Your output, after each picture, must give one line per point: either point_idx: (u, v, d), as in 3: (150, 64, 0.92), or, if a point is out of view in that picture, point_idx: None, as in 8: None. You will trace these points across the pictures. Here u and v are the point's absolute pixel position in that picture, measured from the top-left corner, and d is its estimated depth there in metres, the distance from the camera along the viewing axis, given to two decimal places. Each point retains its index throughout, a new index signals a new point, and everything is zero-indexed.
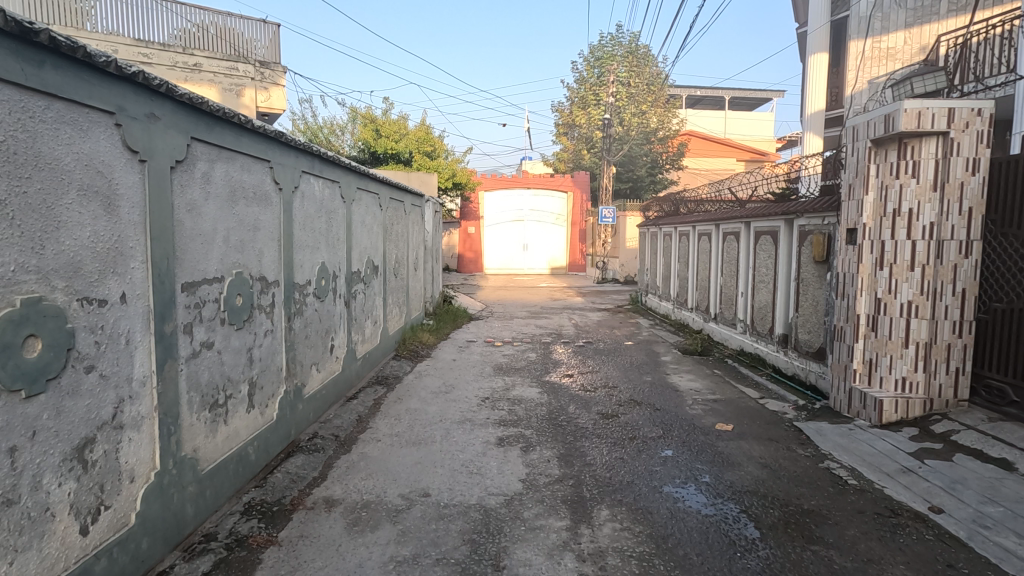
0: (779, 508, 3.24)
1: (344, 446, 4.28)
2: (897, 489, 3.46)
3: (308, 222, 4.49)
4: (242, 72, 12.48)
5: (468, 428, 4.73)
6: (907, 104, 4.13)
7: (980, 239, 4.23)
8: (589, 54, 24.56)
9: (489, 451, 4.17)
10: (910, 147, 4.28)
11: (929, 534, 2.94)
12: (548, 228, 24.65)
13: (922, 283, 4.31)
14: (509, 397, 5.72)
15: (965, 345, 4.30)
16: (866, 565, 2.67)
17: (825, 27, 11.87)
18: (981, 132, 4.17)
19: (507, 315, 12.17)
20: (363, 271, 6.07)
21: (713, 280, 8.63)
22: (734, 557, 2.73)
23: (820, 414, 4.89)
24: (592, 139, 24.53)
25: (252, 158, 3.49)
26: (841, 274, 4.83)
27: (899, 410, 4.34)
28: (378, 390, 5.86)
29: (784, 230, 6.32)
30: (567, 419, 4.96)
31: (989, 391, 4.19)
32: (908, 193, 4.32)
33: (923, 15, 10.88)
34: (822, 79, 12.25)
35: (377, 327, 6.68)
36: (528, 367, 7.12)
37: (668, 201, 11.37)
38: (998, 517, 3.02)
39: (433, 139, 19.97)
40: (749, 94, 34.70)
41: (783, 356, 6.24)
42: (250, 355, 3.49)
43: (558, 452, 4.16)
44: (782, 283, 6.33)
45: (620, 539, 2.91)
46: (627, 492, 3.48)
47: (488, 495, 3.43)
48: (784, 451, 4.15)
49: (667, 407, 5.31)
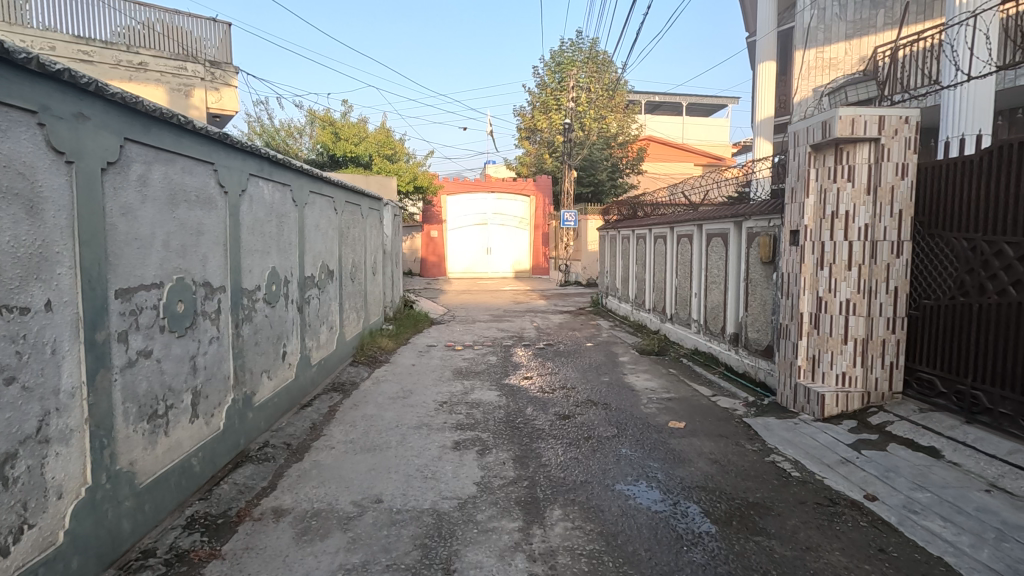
0: (725, 502, 3.34)
1: (297, 454, 4.19)
2: (836, 479, 3.61)
3: (257, 226, 4.36)
4: (191, 72, 12.05)
5: (425, 433, 4.69)
6: (841, 111, 4.35)
7: (910, 240, 4.48)
8: (550, 59, 24.73)
9: (444, 455, 4.15)
10: (846, 153, 4.48)
11: (864, 522, 3.07)
12: (512, 231, 24.80)
13: (858, 282, 4.53)
14: (467, 400, 5.71)
15: (898, 340, 4.54)
16: (804, 553, 2.78)
17: (773, 35, 12.27)
18: (910, 138, 4.41)
19: (469, 319, 12.16)
20: (317, 275, 5.95)
21: (669, 281, 8.83)
22: (681, 551, 2.80)
23: (767, 410, 5.07)
24: (555, 143, 24.59)
25: (193, 161, 3.38)
26: (785, 274, 5.01)
27: (839, 404, 4.54)
28: (334, 397, 5.76)
29: (733, 232, 6.53)
30: (524, 421, 4.98)
31: (920, 383, 4.43)
32: (845, 195, 4.52)
33: (862, 27, 11.32)
34: (769, 85, 12.63)
35: (333, 333, 6.56)
36: (488, 370, 7.12)
37: (628, 205, 11.72)
38: (926, 502, 3.18)
39: (393, 143, 19.98)
40: (704, 98, 35.78)
41: (735, 354, 6.43)
42: (194, 363, 3.38)
43: (513, 454, 4.18)
44: (733, 283, 6.52)
45: (571, 538, 2.94)
46: (580, 491, 3.51)
47: (442, 500, 3.41)
48: (732, 447, 4.27)
49: (621, 406, 5.42)
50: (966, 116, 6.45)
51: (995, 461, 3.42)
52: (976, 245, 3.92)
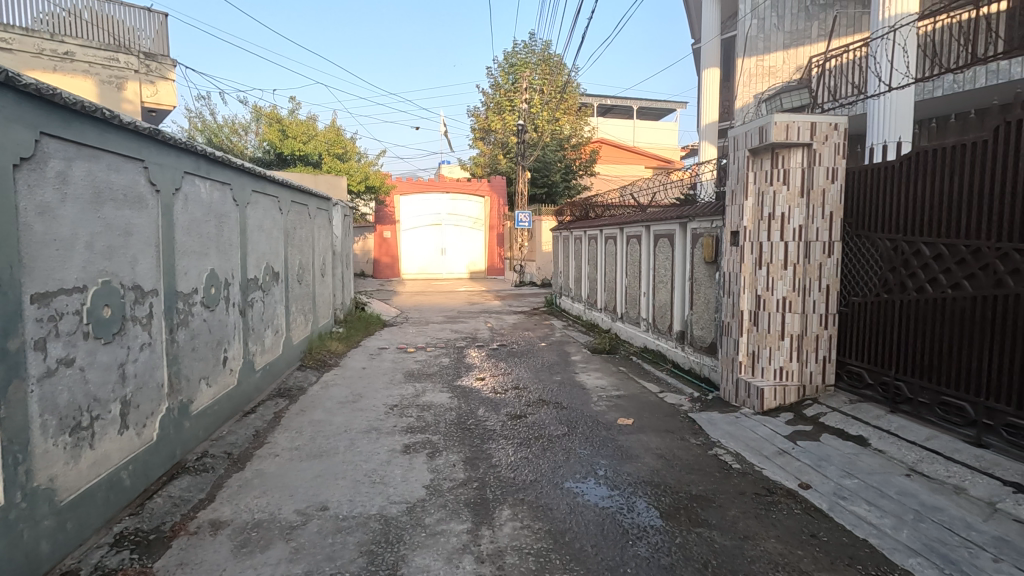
0: (669, 495, 3.44)
1: (238, 464, 4.03)
2: (774, 470, 3.77)
3: (193, 227, 4.17)
4: (123, 63, 11.35)
5: (374, 437, 4.60)
6: (777, 117, 4.54)
7: (840, 240, 4.73)
8: (503, 60, 24.71)
9: (394, 460, 4.08)
10: (781, 157, 4.69)
11: (797, 509, 3.22)
12: (467, 232, 24.73)
13: (794, 281, 4.74)
14: (419, 403, 5.64)
15: (831, 336, 4.77)
16: (742, 542, 2.89)
17: (717, 41, 12.71)
18: (839, 144, 4.66)
19: (423, 320, 12.05)
20: (261, 277, 5.75)
21: (619, 281, 8.99)
22: (626, 545, 2.86)
23: (711, 405, 5.24)
24: (508, 144, 24.50)
25: (121, 157, 3.20)
26: (726, 273, 5.19)
27: (777, 398, 4.75)
28: (280, 403, 5.58)
29: (679, 232, 6.73)
30: (475, 422, 4.97)
31: (850, 375, 4.68)
32: (781, 198, 4.73)
33: (798, 38, 12.00)
34: (715, 90, 13.12)
35: (278, 336, 6.35)
36: (440, 372, 7.06)
37: (580, 206, 11.88)
38: (854, 488, 3.37)
39: (343, 141, 19.52)
40: (654, 103, 36.73)
41: (681, 351, 6.62)
42: (123, 371, 3.20)
43: (464, 456, 4.16)
44: (680, 282, 6.71)
45: (520, 537, 2.95)
46: (530, 490, 3.53)
47: (389, 504, 3.36)
48: (678, 441, 4.40)
49: (572, 404, 5.49)
50: (889, 124, 6.87)
51: (915, 447, 3.65)
52: (898, 245, 4.18)
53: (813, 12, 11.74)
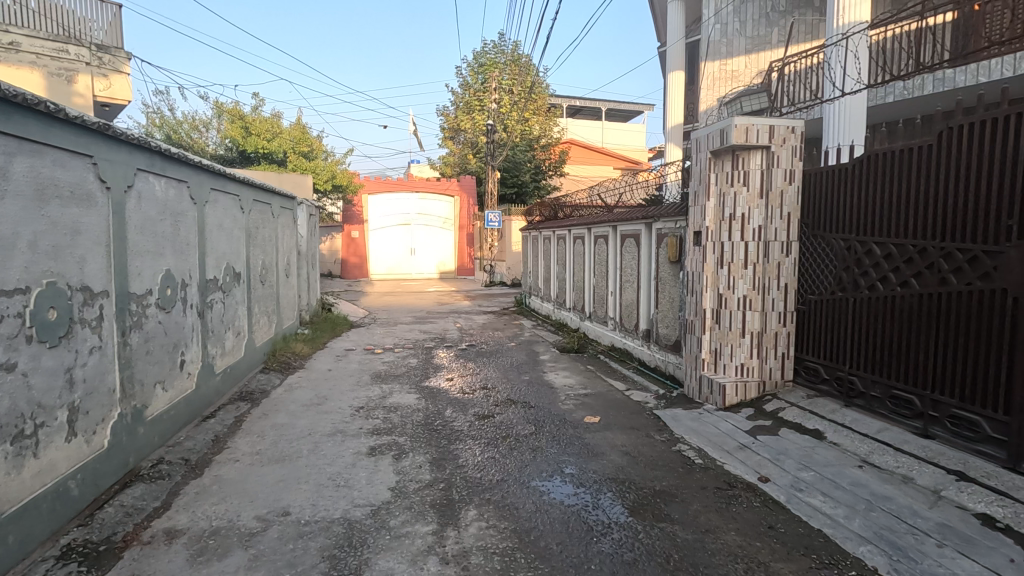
0: (634, 492, 3.49)
1: (196, 470, 3.91)
2: (734, 464, 3.87)
3: (148, 225, 4.03)
4: (74, 55, 10.94)
5: (338, 440, 4.53)
6: (737, 120, 4.65)
7: (797, 240, 4.88)
8: (473, 59, 24.57)
9: (359, 462, 4.02)
10: (742, 159, 4.81)
11: (756, 502, 3.31)
12: (437, 232, 24.57)
13: (754, 280, 4.87)
14: (385, 405, 5.58)
15: (789, 333, 4.92)
16: (703, 535, 2.95)
17: (681, 44, 12.95)
18: (796, 147, 4.80)
19: (391, 321, 11.93)
20: (221, 278, 5.59)
21: (587, 281, 9.08)
22: (590, 542, 2.88)
23: (675, 401, 5.35)
24: (478, 144, 24.35)
25: (67, 153, 3.07)
26: (690, 272, 5.29)
27: (738, 393, 4.87)
28: (241, 406, 5.43)
29: (644, 232, 6.83)
30: (442, 423, 4.94)
31: (807, 371, 4.83)
32: (741, 199, 4.85)
33: (759, 43, 12.23)
34: (679, 93, 13.38)
35: (240, 338, 6.19)
36: (408, 373, 7.00)
37: (549, 206, 11.93)
38: (810, 480, 3.47)
39: (309, 139, 19.13)
40: (622, 105, 37.21)
41: (647, 350, 6.72)
42: (71, 377, 3.07)
43: (430, 457, 4.13)
44: (645, 282, 6.82)
45: (485, 537, 2.95)
46: (496, 490, 3.53)
47: (353, 508, 3.31)
48: (643, 438, 4.46)
49: (540, 403, 5.52)
50: (842, 128, 7.13)
51: (867, 439, 3.79)
52: (852, 245, 4.33)
53: (773, 18, 12.06)
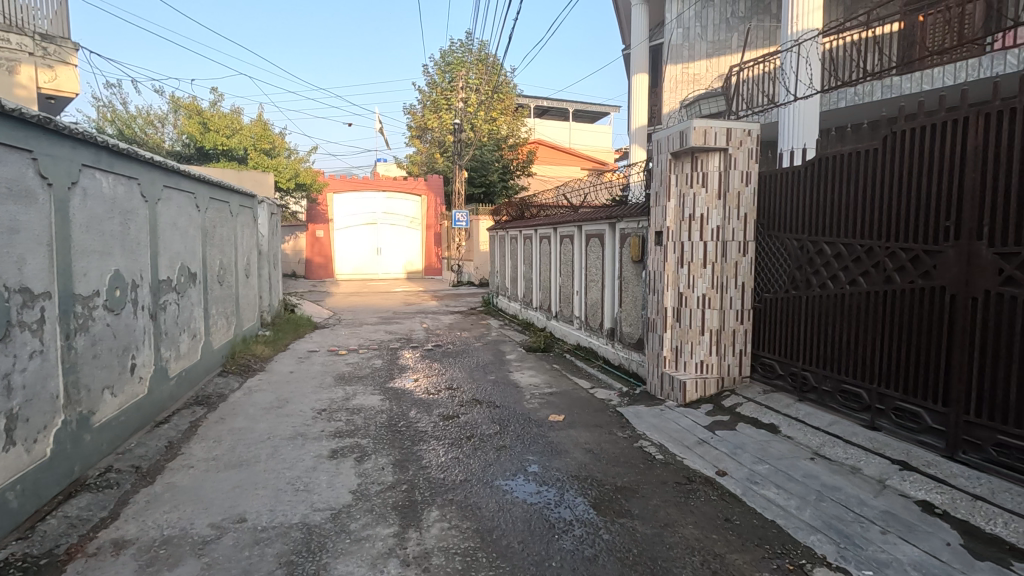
0: (596, 488, 3.53)
1: (147, 478, 3.77)
2: (693, 459, 3.96)
3: (94, 224, 3.86)
4: (16, 44, 9.78)
5: (299, 443, 4.43)
6: (696, 123, 4.76)
7: (754, 240, 5.02)
8: (440, 58, 24.45)
9: (319, 466, 3.95)
10: (701, 160, 4.92)
11: (714, 495, 3.39)
12: (404, 231, 24.31)
13: (712, 279, 4.99)
14: (348, 407, 5.49)
15: (746, 330, 5.06)
16: (662, 529, 3.01)
17: (645, 46, 13.18)
18: (752, 150, 4.94)
19: (357, 321, 11.75)
20: (175, 278, 5.40)
21: (553, 280, 9.14)
22: (552, 540, 2.90)
23: (638, 398, 5.44)
24: (445, 143, 24.13)
25: (4, 147, 2.92)
26: (651, 271, 5.39)
27: (697, 389, 4.99)
28: (197, 411, 5.26)
29: (608, 232, 6.92)
30: (406, 424, 4.90)
31: (763, 367, 4.97)
32: (700, 200, 4.96)
33: (719, 48, 12.60)
34: (643, 95, 13.54)
35: (196, 341, 5.99)
36: (372, 375, 6.90)
37: (516, 206, 11.95)
38: (764, 473, 3.58)
39: (271, 136, 18.77)
40: (588, 106, 37.61)
41: (611, 348, 6.81)
42: (7, 383, 2.91)
43: (393, 459, 4.09)
44: (609, 281, 6.91)
45: (447, 538, 2.94)
46: (459, 490, 3.52)
47: (313, 512, 3.25)
48: (606, 435, 4.52)
49: (505, 403, 5.52)
50: (796, 131, 7.36)
51: (819, 432, 3.93)
52: (804, 245, 4.49)
53: (733, 24, 12.39)
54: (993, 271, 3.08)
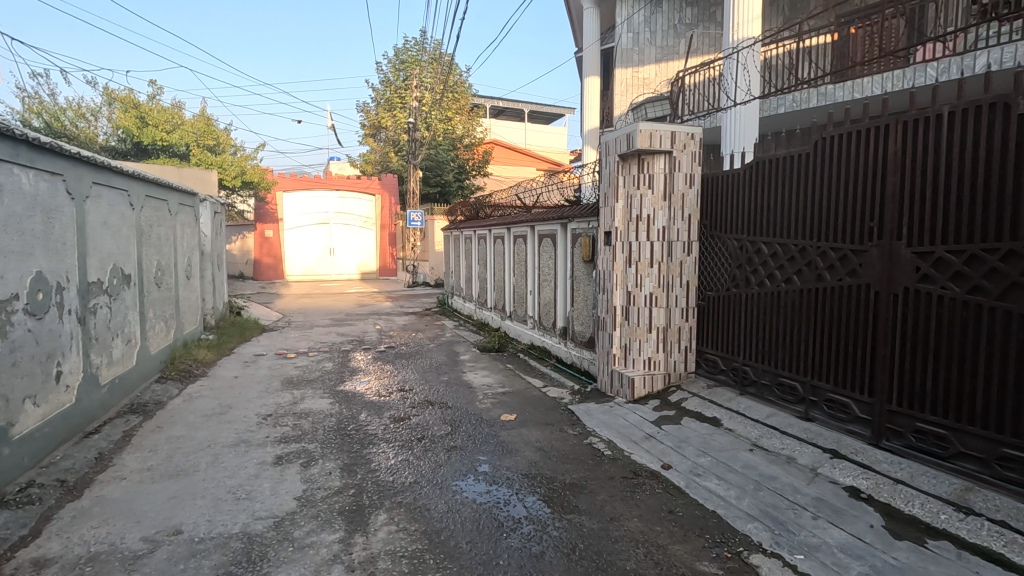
0: (545, 486, 3.56)
1: (74, 492, 3.55)
2: (640, 453, 4.06)
3: (13, 223, 3.61)
4: None
5: (241, 450, 4.28)
6: (642, 126, 4.88)
7: (697, 240, 5.19)
8: (394, 57, 23.97)
9: (262, 473, 3.82)
10: (647, 162, 5.05)
11: (658, 488, 3.49)
12: (357, 231, 23.85)
13: (658, 277, 5.13)
14: (295, 411, 5.34)
15: (691, 327, 5.23)
16: (609, 523, 3.07)
17: (597, 48, 13.37)
18: (695, 153, 5.10)
19: (307, 324, 11.44)
20: (107, 280, 5.12)
21: (507, 281, 9.17)
22: (500, 539, 2.91)
23: (588, 396, 5.53)
24: (399, 142, 23.39)
25: None
26: (601, 271, 5.49)
27: (645, 386, 5.12)
28: (131, 420, 5.00)
29: (560, 232, 7.00)
30: (356, 428, 4.81)
31: (707, 363, 5.14)
32: (647, 200, 5.09)
33: (668, 54, 12.94)
34: (596, 98, 13.77)
35: (131, 346, 5.69)
36: (322, 378, 6.73)
37: (470, 206, 11.92)
38: (707, 465, 3.71)
39: (215, 132, 18.12)
40: (543, 108, 37.93)
41: (564, 347, 6.89)
42: None
43: (341, 463, 4.00)
44: (562, 280, 6.99)
45: (394, 541, 2.90)
46: (408, 493, 3.48)
47: (254, 521, 3.14)
48: (557, 433, 4.57)
49: (458, 403, 5.50)
50: (738, 135, 7.64)
51: (757, 424, 4.10)
52: (744, 245, 4.67)
53: (681, 30, 12.79)
54: (911, 269, 3.28)
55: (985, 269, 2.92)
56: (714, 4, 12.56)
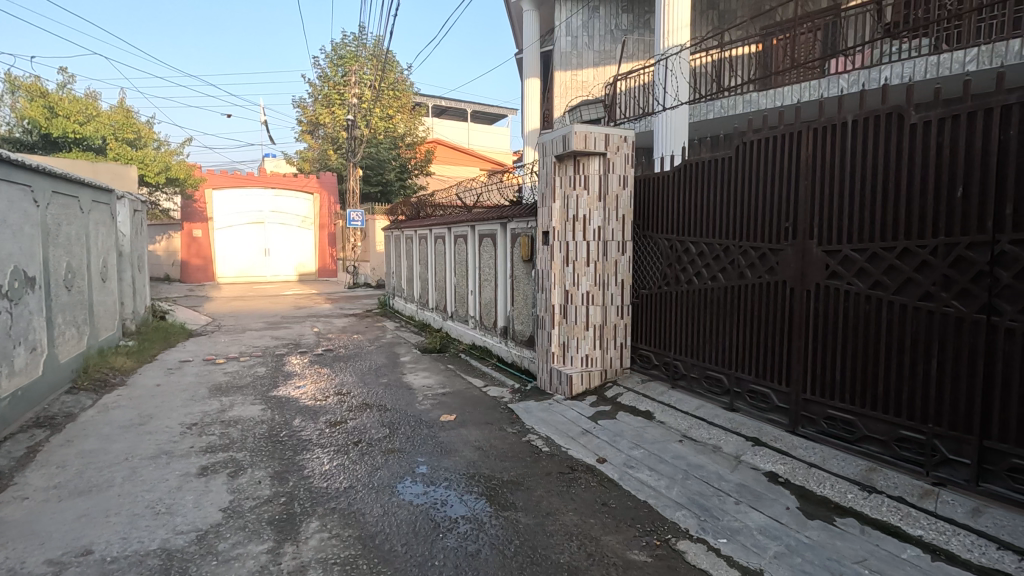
0: (483, 484, 3.57)
1: None
2: (576, 449, 4.15)
3: None
4: None
5: (163, 462, 4.04)
6: (577, 128, 4.98)
7: (631, 240, 5.35)
8: (331, 50, 22.82)
9: (185, 485, 3.63)
10: (582, 164, 5.16)
11: (593, 482, 3.58)
12: (294, 231, 23.04)
13: (594, 276, 5.25)
14: (223, 419, 5.09)
15: (626, 324, 5.38)
16: (545, 518, 3.12)
17: (536, 49, 13.51)
18: (628, 155, 5.26)
19: (239, 327, 10.94)
20: (7, 284, 4.70)
21: (448, 281, 9.12)
22: (436, 539, 2.89)
23: (528, 394, 5.58)
24: (339, 140, 22.53)
25: None
26: (540, 270, 5.56)
27: (583, 382, 5.22)
28: (37, 435, 4.62)
29: (500, 232, 7.03)
30: (288, 434, 4.64)
31: (641, 359, 5.31)
32: (583, 201, 5.19)
33: (606, 58, 13.25)
34: (536, 99, 13.95)
35: (37, 355, 5.25)
36: (254, 384, 6.46)
37: (411, 205, 11.76)
38: (639, 457, 3.83)
39: (135, 125, 17.02)
40: (486, 108, 37.97)
41: (505, 346, 6.93)
42: None
43: (272, 471, 3.85)
44: (502, 280, 7.02)
45: (326, 548, 2.83)
46: (342, 498, 3.40)
47: (174, 536, 2.98)
48: (496, 432, 4.59)
49: (397, 406, 5.41)
50: (668, 138, 7.93)
51: (687, 416, 4.27)
52: (674, 245, 4.86)
53: (618, 35, 13.12)
54: (822, 267, 3.52)
55: (884, 266, 3.17)
56: (648, 11, 12.97)
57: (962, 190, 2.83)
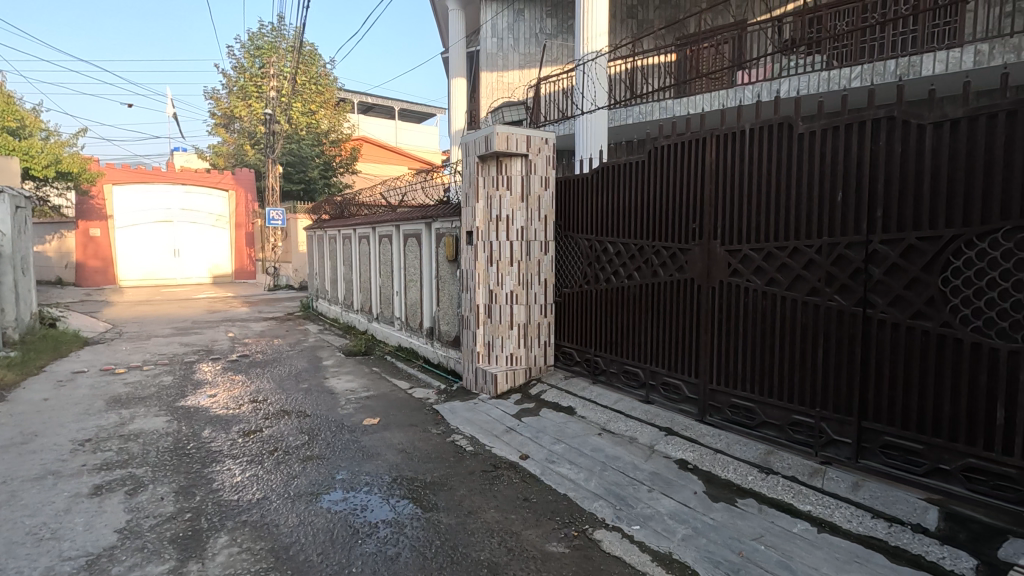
0: (405, 487, 3.53)
1: None
2: (500, 446, 4.19)
3: None
4: None
5: (48, 484, 3.68)
6: (499, 129, 5.03)
7: (553, 240, 5.47)
8: (247, 41, 21.83)
9: (75, 507, 3.33)
10: (504, 164, 5.21)
11: (516, 478, 3.63)
12: (207, 230, 21.66)
13: (518, 276, 5.32)
14: (122, 434, 4.70)
15: (550, 323, 5.48)
16: (466, 517, 3.13)
17: (462, 48, 13.48)
18: (549, 157, 5.36)
19: (144, 334, 10.15)
20: None
21: (373, 282, 8.92)
22: (354, 546, 2.83)
23: (453, 395, 5.57)
24: (257, 134, 21.71)
25: None
26: (464, 270, 5.57)
27: (508, 381, 5.27)
28: None
29: (424, 232, 6.97)
30: (197, 446, 4.36)
31: (564, 355, 5.44)
32: (505, 202, 5.24)
33: (531, 61, 13.45)
34: (462, 98, 13.90)
35: None
36: (159, 394, 6.02)
37: (333, 204, 11.40)
38: (560, 451, 3.93)
39: (19, 113, 15.36)
40: (414, 106, 37.44)
41: (430, 347, 6.87)
42: None
43: (176, 486, 3.61)
44: (427, 280, 6.96)
45: (235, 564, 2.69)
46: (254, 510, 3.25)
47: (61, 562, 2.73)
48: (419, 434, 4.54)
49: (317, 411, 5.23)
50: (588, 139, 8.17)
51: (606, 410, 4.42)
52: (594, 244, 5.02)
53: (542, 39, 13.36)
54: (725, 265, 3.76)
55: (778, 263, 3.44)
56: (571, 17, 13.29)
57: (841, 194, 3.11)
